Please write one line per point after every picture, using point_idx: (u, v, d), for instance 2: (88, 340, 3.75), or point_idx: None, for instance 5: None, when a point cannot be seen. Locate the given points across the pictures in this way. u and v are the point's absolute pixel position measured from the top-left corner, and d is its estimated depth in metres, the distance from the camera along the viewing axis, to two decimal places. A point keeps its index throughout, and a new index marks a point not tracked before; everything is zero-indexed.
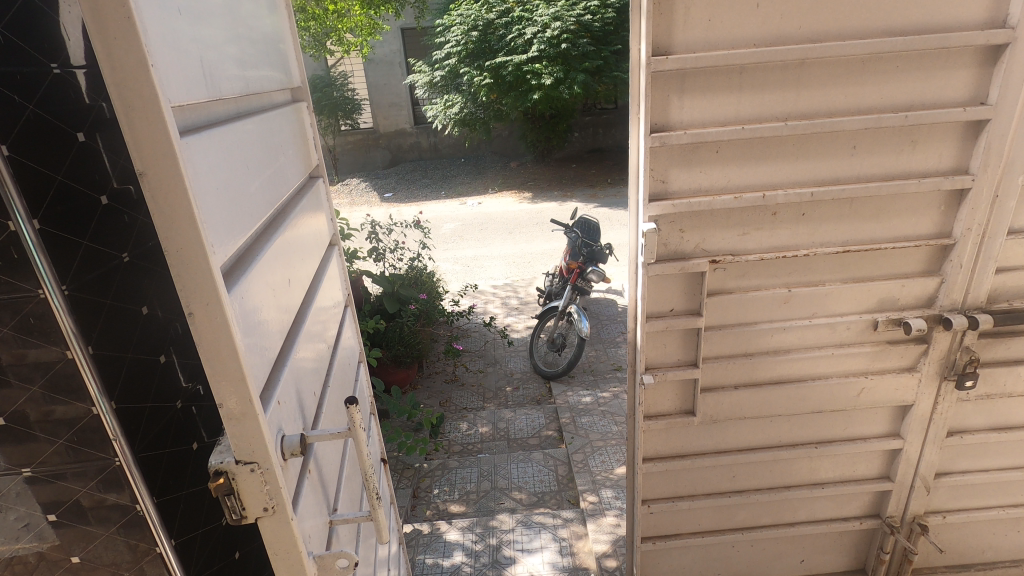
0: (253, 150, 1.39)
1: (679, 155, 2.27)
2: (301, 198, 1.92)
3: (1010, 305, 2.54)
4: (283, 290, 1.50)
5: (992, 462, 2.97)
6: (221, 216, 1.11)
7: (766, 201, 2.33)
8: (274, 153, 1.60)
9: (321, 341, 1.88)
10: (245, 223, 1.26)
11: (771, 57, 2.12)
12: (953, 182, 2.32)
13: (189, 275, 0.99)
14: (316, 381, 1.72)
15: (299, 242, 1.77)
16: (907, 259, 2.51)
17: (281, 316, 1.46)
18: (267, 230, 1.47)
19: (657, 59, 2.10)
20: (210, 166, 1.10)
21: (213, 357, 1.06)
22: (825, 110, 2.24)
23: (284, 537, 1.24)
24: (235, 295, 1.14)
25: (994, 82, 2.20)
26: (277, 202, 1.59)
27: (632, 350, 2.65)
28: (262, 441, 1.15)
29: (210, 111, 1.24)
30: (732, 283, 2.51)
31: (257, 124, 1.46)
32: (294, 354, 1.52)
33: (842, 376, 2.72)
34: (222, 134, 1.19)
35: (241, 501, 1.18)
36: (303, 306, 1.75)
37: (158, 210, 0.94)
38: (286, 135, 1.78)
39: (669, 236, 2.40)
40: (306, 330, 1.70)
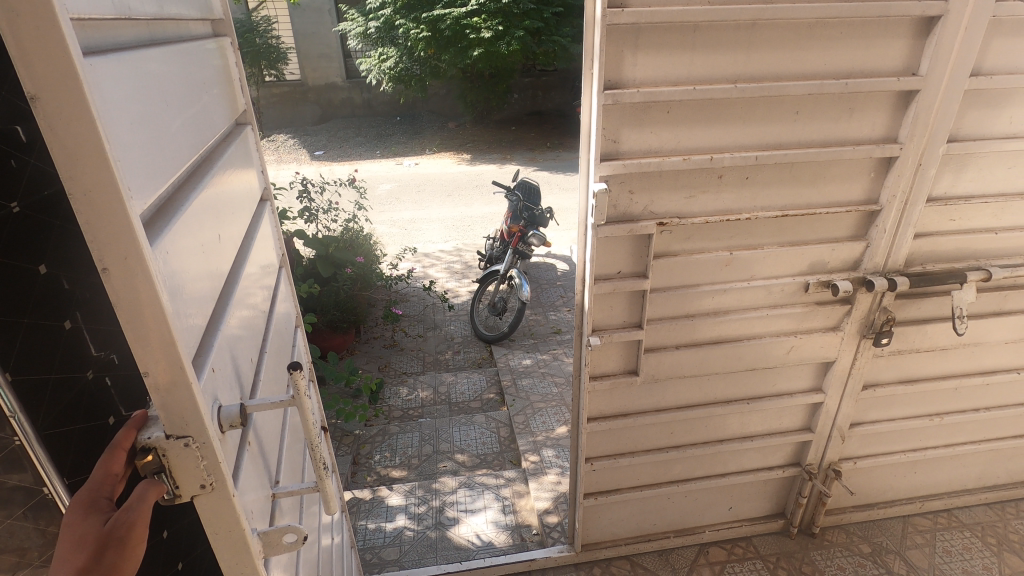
0: (172, 85, 1.21)
1: (631, 114, 2.23)
2: (227, 149, 1.71)
3: (922, 268, 2.74)
4: (212, 253, 1.35)
5: (898, 412, 3.26)
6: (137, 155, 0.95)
7: (713, 163, 2.34)
8: (195, 92, 1.40)
9: (253, 307, 1.74)
10: (167, 167, 1.10)
11: (724, 16, 2.09)
12: (883, 150, 2.43)
13: (100, 223, 0.85)
14: (250, 348, 1.60)
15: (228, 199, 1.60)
16: (837, 223, 2.63)
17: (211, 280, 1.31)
18: (190, 182, 1.30)
19: (612, 11, 2.02)
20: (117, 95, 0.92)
21: (134, 320, 0.93)
22: (772, 74, 2.25)
23: (225, 515, 1.15)
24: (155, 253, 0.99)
25: (925, 53, 2.28)
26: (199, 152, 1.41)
27: (579, 312, 2.65)
28: (197, 414, 1.04)
29: (118, 33, 1.05)
30: (677, 246, 2.54)
31: (176, 56, 1.28)
32: (227, 323, 1.39)
33: (775, 336, 2.84)
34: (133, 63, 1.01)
35: (175, 479, 1.08)
36: (234, 269, 1.60)
37: (55, 142, 0.79)
38: (208, 74, 1.57)
39: (618, 197, 2.38)
40: (238, 296, 1.56)
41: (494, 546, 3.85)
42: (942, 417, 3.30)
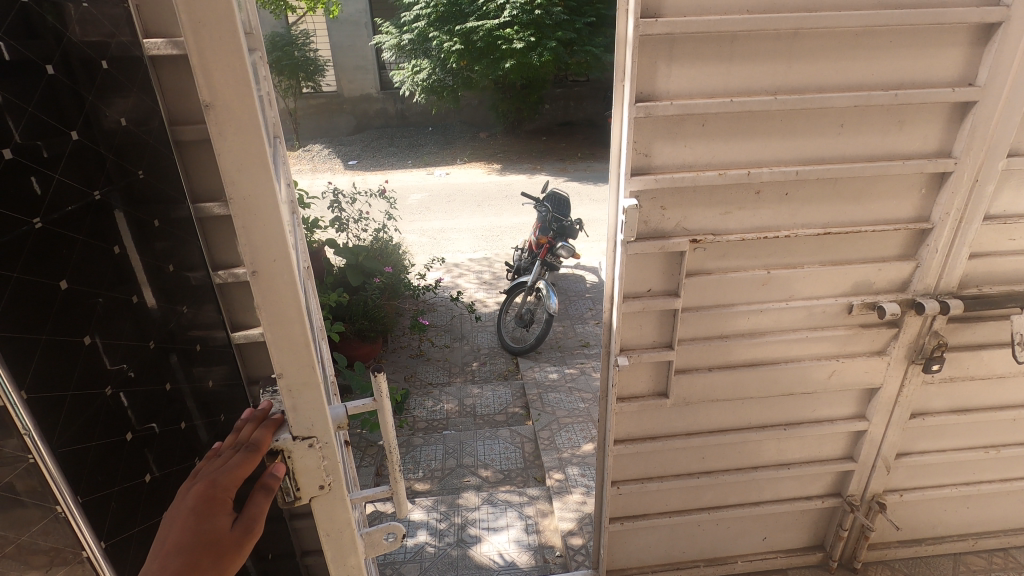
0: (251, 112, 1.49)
1: (664, 127, 2.15)
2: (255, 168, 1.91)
3: (978, 290, 2.57)
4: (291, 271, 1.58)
5: (949, 443, 3.05)
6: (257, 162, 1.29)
7: (751, 179, 2.23)
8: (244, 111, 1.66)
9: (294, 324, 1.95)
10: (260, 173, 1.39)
11: (764, 26, 1.99)
12: (936, 165, 2.27)
13: (252, 209, 1.20)
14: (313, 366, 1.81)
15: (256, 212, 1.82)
16: (884, 242, 2.48)
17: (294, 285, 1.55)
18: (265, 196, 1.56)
19: (645, 22, 1.94)
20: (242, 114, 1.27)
21: (262, 277, 1.25)
22: (815, 85, 2.14)
23: (335, 509, 1.55)
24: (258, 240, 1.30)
25: (984, 62, 2.14)
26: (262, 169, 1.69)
27: (606, 331, 2.56)
28: (318, 416, 1.43)
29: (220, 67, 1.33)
30: (711, 264, 2.43)
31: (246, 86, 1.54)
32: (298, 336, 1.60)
33: (815, 359, 2.69)
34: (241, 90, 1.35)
35: (299, 480, 1.46)
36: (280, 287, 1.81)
37: (225, 136, 1.12)
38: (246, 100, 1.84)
39: (649, 212, 2.29)
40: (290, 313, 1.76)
41: (516, 566, 3.76)
42: (999, 450, 3.08)
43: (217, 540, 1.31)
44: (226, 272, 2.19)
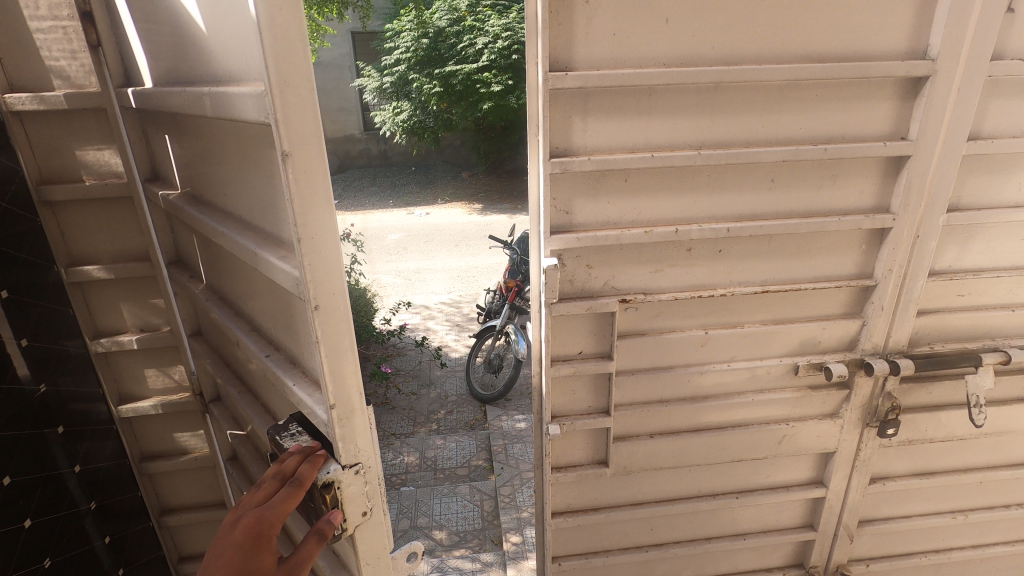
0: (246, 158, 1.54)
1: (584, 183, 2.03)
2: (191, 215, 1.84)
3: (930, 349, 2.45)
4: (280, 305, 1.65)
5: (914, 508, 2.86)
6: (283, 203, 1.43)
7: (679, 236, 2.10)
8: (218, 157, 1.70)
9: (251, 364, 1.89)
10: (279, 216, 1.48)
11: (682, 79, 1.89)
12: (874, 221, 2.17)
13: (315, 244, 1.37)
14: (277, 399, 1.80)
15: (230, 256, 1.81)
16: (828, 300, 2.35)
17: (288, 318, 1.62)
18: (251, 236, 1.61)
19: (554, 75, 1.85)
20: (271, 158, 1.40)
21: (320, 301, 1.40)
22: (741, 139, 2.04)
23: (373, 536, 1.69)
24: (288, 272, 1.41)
25: (914, 116, 2.06)
26: (235, 206, 1.70)
27: (537, 396, 2.39)
28: (363, 442, 1.59)
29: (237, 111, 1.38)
30: (646, 324, 2.28)
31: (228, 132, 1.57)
32: (281, 371, 1.67)
33: (764, 423, 2.52)
34: (253, 138, 1.46)
35: (346, 511, 1.59)
36: (251, 330, 1.84)
37: (299, 178, 1.30)
38: (188, 146, 1.82)
39: (574, 271, 2.15)
40: (257, 352, 1.76)
41: None
42: (967, 515, 2.89)
43: None
44: (109, 340, 2.14)
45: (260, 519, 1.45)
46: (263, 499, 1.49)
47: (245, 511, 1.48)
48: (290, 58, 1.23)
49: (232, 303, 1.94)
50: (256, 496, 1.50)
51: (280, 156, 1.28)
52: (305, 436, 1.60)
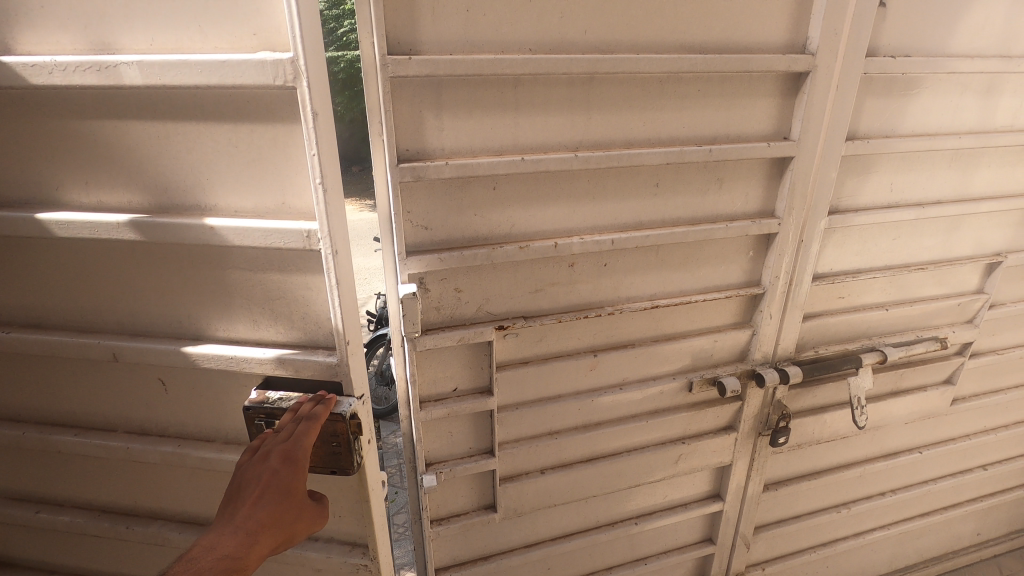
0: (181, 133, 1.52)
1: (443, 193, 1.68)
2: (72, 221, 1.59)
3: (815, 353, 2.40)
4: (214, 287, 1.69)
5: (804, 507, 2.86)
6: (277, 167, 1.54)
7: (559, 252, 1.82)
8: (91, 146, 1.55)
9: (100, 389, 1.87)
10: (263, 184, 1.56)
11: (550, 68, 1.59)
12: (760, 227, 2.03)
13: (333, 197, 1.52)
14: (150, 408, 1.89)
15: (121, 250, 1.66)
16: (717, 311, 2.20)
17: (246, 293, 1.69)
18: (186, 217, 1.58)
19: (394, 60, 1.48)
20: (276, 128, 1.50)
21: (337, 252, 1.57)
22: (621, 139, 1.79)
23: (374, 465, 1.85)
24: (297, 229, 1.54)
25: (795, 115, 1.93)
26: (130, 194, 1.60)
27: (406, 445, 2.01)
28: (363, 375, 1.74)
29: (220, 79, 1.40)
30: (528, 351, 1.99)
31: (153, 109, 1.50)
32: (226, 353, 1.72)
33: (659, 444, 2.34)
34: (216, 112, 1.50)
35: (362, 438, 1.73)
36: (133, 338, 1.75)
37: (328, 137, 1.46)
38: (35, 142, 1.56)
39: (440, 297, 1.80)
40: (165, 355, 1.73)
41: None
42: (850, 507, 2.94)
43: (291, 505, 1.46)
44: None
45: (292, 458, 1.49)
46: (287, 440, 1.52)
47: (269, 451, 1.49)
48: (317, 25, 1.37)
49: (98, 321, 1.76)
50: (278, 438, 1.53)
51: (310, 116, 1.42)
52: (294, 395, 1.69)
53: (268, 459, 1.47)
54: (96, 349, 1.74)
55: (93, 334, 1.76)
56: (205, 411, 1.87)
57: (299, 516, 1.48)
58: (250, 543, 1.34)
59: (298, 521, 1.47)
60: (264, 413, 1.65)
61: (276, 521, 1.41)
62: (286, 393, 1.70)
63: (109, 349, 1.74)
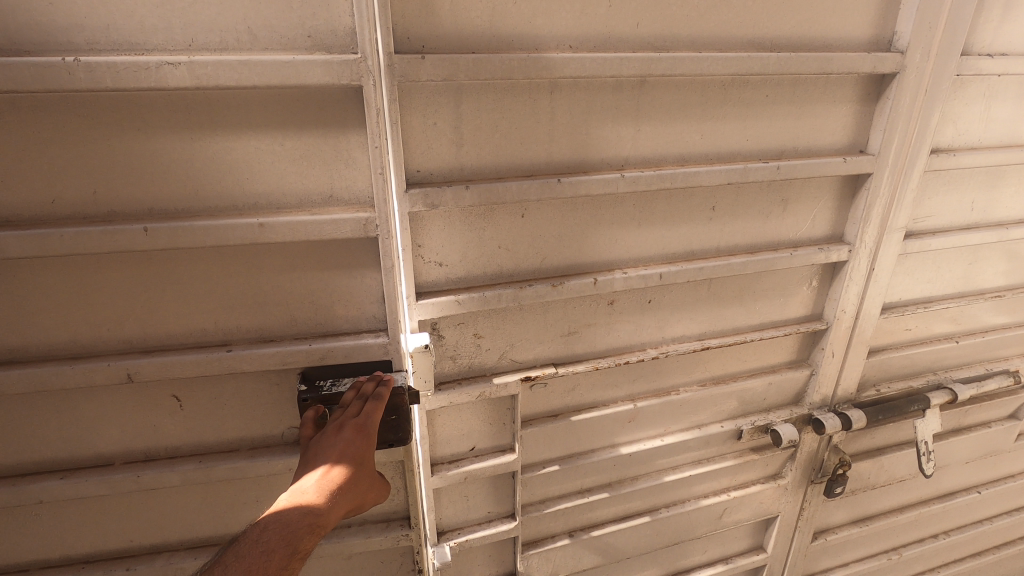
0: (211, 127, 1.19)
1: (461, 222, 1.38)
2: (83, 231, 1.19)
3: (877, 393, 2.11)
4: (249, 297, 1.38)
5: (853, 555, 2.58)
6: (324, 166, 1.27)
7: (599, 290, 1.52)
8: (98, 145, 1.17)
9: (89, 421, 1.45)
10: (308, 179, 1.28)
11: (596, 70, 1.29)
12: (828, 255, 1.73)
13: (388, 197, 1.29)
14: (160, 430, 1.50)
15: (126, 262, 1.28)
16: (773, 348, 1.91)
17: (289, 302, 1.40)
18: (219, 221, 1.24)
19: (402, 60, 1.16)
20: (327, 125, 1.24)
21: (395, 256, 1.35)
22: (674, 155, 1.49)
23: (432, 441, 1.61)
24: (353, 216, 1.29)
25: (876, 125, 1.63)
26: (134, 201, 1.23)
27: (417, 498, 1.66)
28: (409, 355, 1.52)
29: (286, 69, 1.14)
30: (557, 403, 1.70)
31: (173, 102, 1.16)
32: (269, 351, 1.40)
33: (702, 498, 2.05)
34: (263, 108, 1.20)
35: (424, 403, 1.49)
36: (148, 354, 1.36)
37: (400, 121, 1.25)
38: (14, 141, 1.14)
39: (456, 343, 1.51)
40: (194, 368, 1.37)
41: None
42: (901, 553, 2.66)
43: (367, 474, 1.26)
44: None
45: (363, 428, 1.28)
46: (356, 414, 1.32)
47: (337, 424, 1.29)
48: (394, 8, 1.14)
49: (97, 346, 1.35)
50: (344, 413, 1.32)
51: (375, 113, 1.21)
52: (345, 380, 1.44)
53: (336, 433, 1.26)
54: (101, 373, 1.33)
55: (94, 358, 1.35)
56: (226, 423, 1.53)
57: (370, 486, 1.25)
58: (321, 509, 1.14)
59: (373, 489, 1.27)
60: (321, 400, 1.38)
61: (352, 488, 1.22)
62: (337, 380, 1.44)
63: (122, 368, 1.34)
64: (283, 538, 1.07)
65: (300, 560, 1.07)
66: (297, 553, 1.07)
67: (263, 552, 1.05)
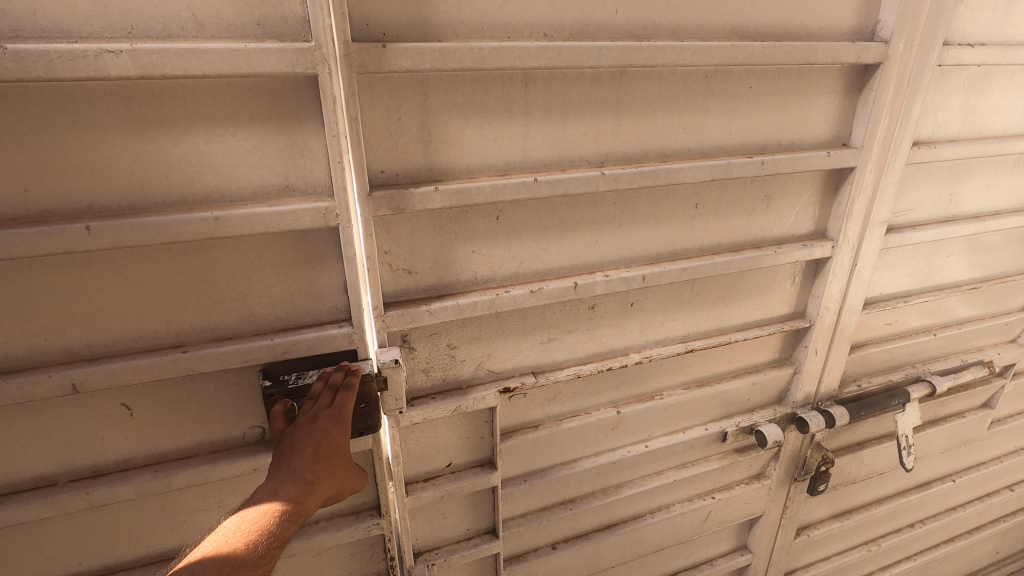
0: (153, 120, 1.03)
1: (431, 225, 1.27)
2: (14, 234, 0.98)
3: (859, 388, 2.09)
4: (206, 297, 1.19)
5: (833, 548, 2.58)
6: (277, 162, 1.13)
7: (580, 294, 1.43)
8: (23, 139, 0.98)
9: (20, 440, 1.18)
10: (260, 169, 1.12)
11: (574, 61, 1.20)
12: (811, 252, 1.68)
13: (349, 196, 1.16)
14: (108, 444, 1.25)
15: (64, 266, 1.08)
16: (756, 348, 1.86)
17: (249, 301, 1.22)
18: (169, 216, 1.06)
19: (362, 48, 1.05)
20: (280, 118, 1.10)
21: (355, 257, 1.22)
22: (655, 151, 1.41)
23: (407, 458, 1.51)
24: (311, 204, 1.14)
25: (859, 117, 1.58)
26: (69, 200, 1.04)
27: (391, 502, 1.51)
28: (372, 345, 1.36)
29: (232, 58, 0.99)
30: (537, 412, 1.61)
31: (105, 94, 0.99)
32: (230, 348, 1.20)
33: (688, 502, 2.00)
34: (210, 100, 1.05)
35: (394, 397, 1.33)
36: (95, 360, 1.14)
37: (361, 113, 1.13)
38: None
39: (429, 356, 1.41)
40: (148, 374, 1.16)
41: None
42: (880, 544, 2.67)
43: (344, 466, 1.16)
44: None
45: (338, 417, 1.16)
46: (330, 404, 1.19)
47: (310, 416, 1.16)
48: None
49: (33, 359, 1.12)
50: (315, 404, 1.19)
51: (332, 103, 1.07)
52: (312, 371, 1.28)
53: (309, 425, 1.14)
54: (41, 385, 1.10)
55: (32, 371, 1.11)
56: (184, 434, 1.30)
57: (349, 474, 1.17)
58: (299, 500, 1.06)
59: (350, 481, 1.18)
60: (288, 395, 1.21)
61: (329, 483, 1.12)
62: (302, 372, 1.27)
63: (66, 379, 1.11)
64: (260, 528, 1.00)
65: (278, 549, 1.00)
66: (277, 542, 1.00)
67: (238, 544, 0.97)
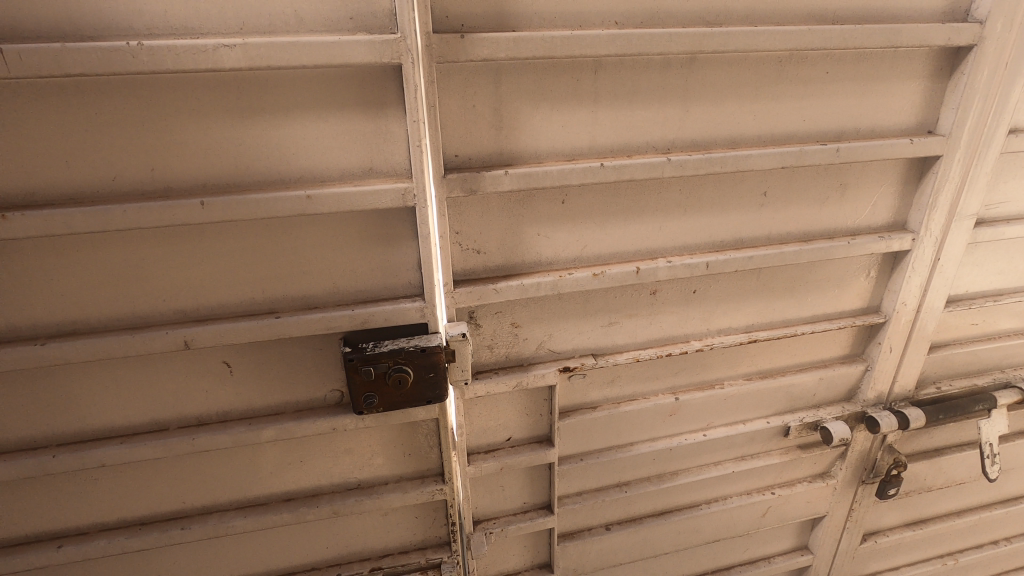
0: (257, 108, 1.15)
1: (499, 207, 1.34)
2: (142, 207, 1.13)
3: (938, 390, 1.98)
4: (297, 269, 1.31)
5: (903, 559, 2.46)
6: (364, 146, 1.23)
7: (642, 279, 1.46)
8: (155, 125, 1.13)
9: (142, 388, 1.35)
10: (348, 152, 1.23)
11: (643, 47, 1.22)
12: (889, 244, 1.62)
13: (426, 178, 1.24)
14: (211, 397, 1.40)
15: (182, 237, 1.23)
16: (825, 341, 1.81)
17: (335, 274, 1.34)
18: (269, 194, 1.19)
19: (442, 39, 1.13)
20: (366, 104, 1.19)
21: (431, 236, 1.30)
22: (724, 137, 1.40)
23: (470, 428, 1.59)
24: (392, 185, 1.23)
25: (948, 102, 1.50)
26: (190, 179, 1.18)
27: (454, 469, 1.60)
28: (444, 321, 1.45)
29: (330, 50, 1.09)
30: (595, 394, 1.66)
31: (220, 85, 1.12)
32: (317, 316, 1.32)
33: (745, 496, 1.98)
34: (305, 89, 1.16)
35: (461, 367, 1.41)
36: (203, 321, 1.29)
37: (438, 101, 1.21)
38: (71, 122, 1.10)
39: (494, 334, 1.48)
40: (246, 335, 1.30)
41: None
42: (957, 559, 2.52)
43: None
44: None
45: None
46: None
47: None
48: None
49: (153, 317, 1.28)
50: None
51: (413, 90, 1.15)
52: (387, 341, 1.37)
53: None
54: (159, 341, 1.26)
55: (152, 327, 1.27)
56: (275, 392, 1.44)
57: None
58: None
59: None
60: (366, 362, 1.31)
61: None
62: (379, 341, 1.37)
63: (179, 336, 1.26)
64: None
65: None
66: None
67: None
